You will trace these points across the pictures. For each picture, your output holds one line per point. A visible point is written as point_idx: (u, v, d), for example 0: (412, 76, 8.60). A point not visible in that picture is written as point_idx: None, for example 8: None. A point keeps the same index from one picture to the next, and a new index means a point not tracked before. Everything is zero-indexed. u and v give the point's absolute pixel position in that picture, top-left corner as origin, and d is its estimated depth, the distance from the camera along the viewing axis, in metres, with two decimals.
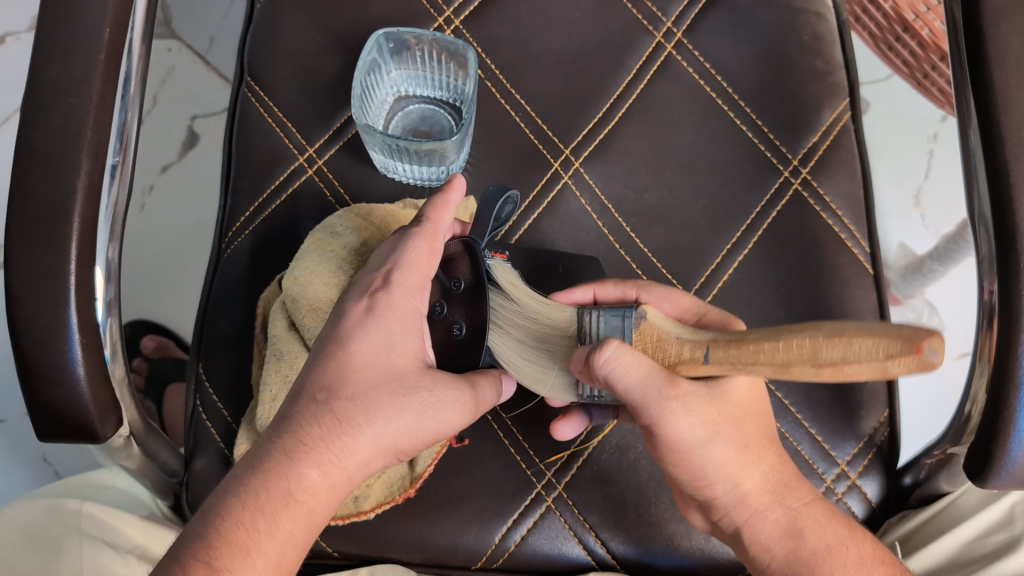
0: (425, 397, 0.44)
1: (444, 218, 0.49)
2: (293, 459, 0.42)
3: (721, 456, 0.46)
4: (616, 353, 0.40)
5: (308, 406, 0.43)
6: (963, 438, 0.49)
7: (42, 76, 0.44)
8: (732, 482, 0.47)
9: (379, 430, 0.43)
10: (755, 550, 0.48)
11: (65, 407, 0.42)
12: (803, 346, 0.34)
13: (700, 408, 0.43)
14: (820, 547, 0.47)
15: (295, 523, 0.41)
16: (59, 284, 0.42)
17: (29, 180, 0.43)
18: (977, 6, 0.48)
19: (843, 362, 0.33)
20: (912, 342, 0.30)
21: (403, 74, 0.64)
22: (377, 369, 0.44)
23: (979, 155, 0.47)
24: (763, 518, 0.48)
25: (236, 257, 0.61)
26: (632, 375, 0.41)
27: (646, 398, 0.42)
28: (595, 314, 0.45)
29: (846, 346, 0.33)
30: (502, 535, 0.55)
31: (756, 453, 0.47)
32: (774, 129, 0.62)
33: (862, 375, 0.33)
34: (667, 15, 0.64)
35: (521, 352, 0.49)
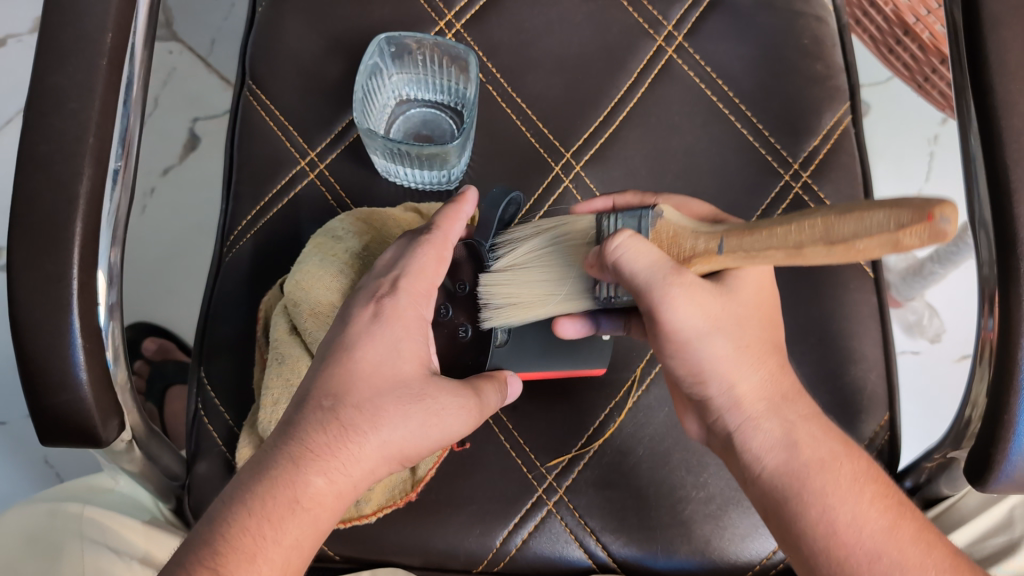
0: (431, 404, 0.45)
1: (455, 227, 0.49)
2: (299, 466, 0.42)
3: (718, 350, 0.46)
4: (627, 240, 0.40)
5: (314, 413, 0.43)
6: (963, 442, 0.49)
7: (44, 82, 0.45)
8: (728, 380, 0.47)
9: (385, 437, 0.44)
10: (748, 458, 0.48)
11: (68, 412, 0.42)
12: (816, 227, 0.33)
13: (703, 297, 0.43)
14: (814, 458, 0.46)
15: (302, 529, 0.41)
16: (62, 289, 0.42)
17: (32, 186, 0.43)
18: (977, 11, 0.48)
19: (853, 240, 0.32)
20: (925, 210, 0.29)
21: (405, 78, 0.64)
22: (382, 376, 0.44)
23: (979, 160, 0.48)
24: (757, 427, 0.48)
25: (237, 262, 0.61)
26: (640, 259, 0.40)
27: (651, 284, 0.40)
28: (612, 216, 0.44)
29: (859, 221, 0.31)
30: (503, 538, 0.55)
31: (755, 356, 0.47)
32: (775, 133, 0.63)
33: (874, 251, 0.31)
34: (668, 19, 0.64)
35: (527, 281, 0.47)
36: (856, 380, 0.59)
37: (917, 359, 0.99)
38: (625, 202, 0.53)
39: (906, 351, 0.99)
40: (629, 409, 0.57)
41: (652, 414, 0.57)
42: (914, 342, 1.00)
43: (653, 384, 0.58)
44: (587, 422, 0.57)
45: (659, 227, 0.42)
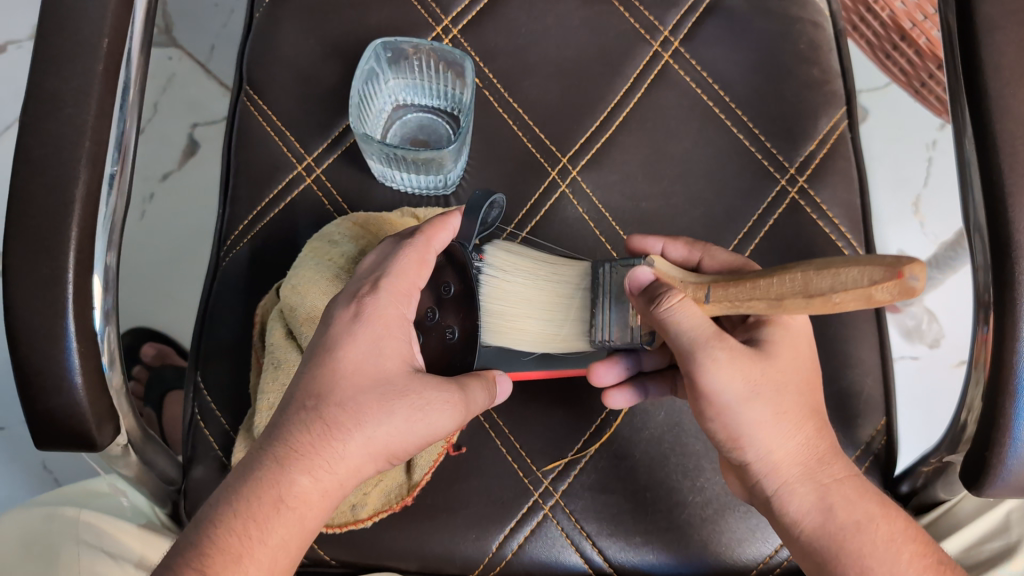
0: (414, 399, 0.44)
1: (440, 236, 0.48)
2: (285, 466, 0.42)
3: (760, 416, 0.45)
4: (681, 304, 0.42)
5: (298, 414, 0.44)
6: (959, 446, 0.49)
7: (41, 87, 0.45)
8: (766, 446, 0.45)
9: (370, 434, 0.43)
10: (785, 520, 0.46)
11: (63, 415, 0.42)
12: (796, 280, 0.37)
13: (741, 359, 0.45)
14: (849, 522, 0.44)
15: (287, 529, 0.41)
16: (57, 293, 0.43)
17: (27, 190, 0.43)
18: (971, 16, 0.48)
19: (829, 292, 0.35)
20: (895, 267, 0.32)
21: (401, 83, 0.65)
22: (366, 374, 0.44)
23: (974, 164, 0.48)
24: (793, 492, 0.46)
25: (234, 266, 0.61)
26: (687, 324, 0.43)
27: (696, 341, 0.43)
28: (611, 266, 0.48)
29: (834, 276, 0.35)
30: (499, 543, 0.55)
31: (795, 421, 0.46)
32: (771, 138, 0.63)
33: (849, 304, 0.34)
34: (664, 25, 0.65)
35: (528, 306, 0.50)
36: (853, 385, 0.59)
37: (917, 364, 0.99)
38: (675, 250, 0.54)
39: (904, 356, 0.99)
40: (625, 413, 0.57)
41: (648, 418, 0.57)
42: (914, 347, 0.99)
43: None
44: (583, 428, 0.57)
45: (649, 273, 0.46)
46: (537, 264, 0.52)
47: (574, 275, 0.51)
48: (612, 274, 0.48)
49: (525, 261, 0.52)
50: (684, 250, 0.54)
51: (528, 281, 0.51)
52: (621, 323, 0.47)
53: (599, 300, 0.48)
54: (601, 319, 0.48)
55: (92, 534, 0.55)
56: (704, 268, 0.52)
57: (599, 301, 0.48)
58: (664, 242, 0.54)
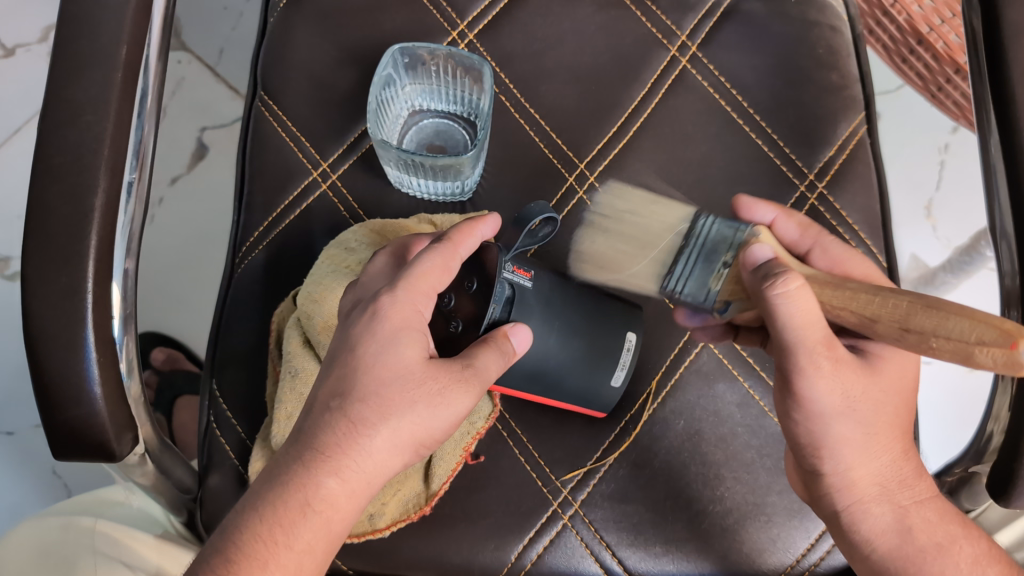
0: (433, 386, 0.43)
1: (467, 241, 0.46)
2: (311, 468, 0.41)
3: (847, 433, 0.44)
4: (796, 290, 0.40)
5: (324, 414, 0.43)
6: (984, 457, 0.48)
7: (57, 94, 0.44)
8: (847, 462, 0.45)
9: (394, 425, 0.42)
10: (854, 539, 0.46)
11: (83, 426, 0.42)
12: (901, 305, 0.38)
13: (851, 381, 0.43)
14: (931, 544, 0.44)
15: (313, 533, 0.41)
16: (77, 302, 0.42)
17: (46, 199, 0.43)
18: (996, 22, 0.48)
19: (930, 337, 0.36)
20: (1011, 337, 0.33)
21: (417, 89, 0.64)
22: (387, 368, 0.42)
23: (1001, 172, 0.47)
24: (868, 511, 0.45)
25: (249, 274, 0.61)
26: (799, 320, 0.41)
27: (799, 349, 0.42)
28: (710, 220, 0.51)
29: (942, 321, 0.36)
30: (517, 553, 0.55)
31: (885, 443, 0.45)
32: (789, 143, 0.62)
33: (945, 353, 0.36)
34: (681, 29, 0.64)
35: (618, 247, 0.54)
36: None
37: (930, 368, 0.98)
38: (785, 229, 0.54)
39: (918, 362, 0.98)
40: (645, 421, 0.57)
41: (668, 427, 0.57)
42: None
43: (669, 396, 0.58)
44: (602, 435, 0.57)
45: (746, 243, 0.49)
46: (652, 204, 0.55)
47: (675, 220, 0.53)
48: (711, 231, 0.51)
49: (626, 228, 0.54)
50: (796, 233, 0.54)
51: (629, 219, 0.55)
52: (699, 280, 0.50)
53: (688, 249, 0.51)
54: (683, 270, 0.51)
55: (106, 543, 0.55)
56: (811, 258, 0.53)
57: (688, 249, 0.51)
58: (777, 212, 0.55)
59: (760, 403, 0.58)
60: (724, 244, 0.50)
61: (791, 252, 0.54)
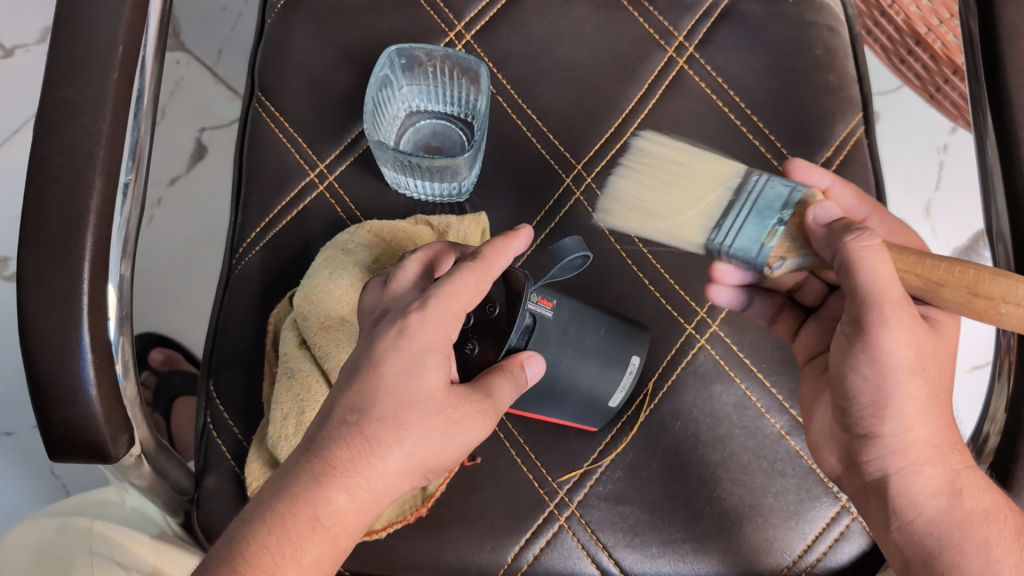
0: (452, 414, 0.43)
1: (500, 260, 0.46)
2: (322, 482, 0.41)
3: (916, 392, 0.45)
4: (870, 246, 0.44)
5: (338, 429, 0.42)
6: (980, 458, 0.48)
7: (53, 95, 0.44)
8: (906, 422, 0.46)
9: (408, 449, 0.42)
10: (898, 505, 0.47)
11: (79, 427, 0.42)
12: (965, 277, 0.42)
13: (918, 334, 0.44)
14: (977, 511, 0.45)
15: (320, 547, 0.40)
16: (71, 304, 0.42)
17: (41, 201, 0.43)
18: (993, 23, 0.48)
19: (1000, 302, 0.41)
20: None
21: (415, 90, 0.64)
22: (406, 390, 0.42)
23: (997, 173, 0.47)
24: (920, 474, 0.46)
25: (247, 274, 0.61)
26: (874, 271, 0.44)
27: (880, 300, 0.43)
28: (762, 178, 0.55)
29: (1011, 288, 0.41)
30: (514, 555, 0.55)
31: (938, 403, 0.47)
32: (787, 144, 0.62)
33: (1011, 317, 0.41)
34: (679, 30, 0.64)
35: (663, 178, 0.57)
36: None
37: None
38: (845, 194, 0.57)
39: None
40: (642, 422, 0.57)
41: (665, 428, 0.57)
42: None
43: (666, 398, 0.58)
44: (599, 437, 0.57)
45: (805, 202, 0.53)
46: (676, 155, 0.59)
47: (726, 173, 0.56)
48: (760, 184, 0.55)
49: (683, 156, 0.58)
50: (850, 198, 0.57)
51: (664, 159, 0.59)
52: (746, 233, 0.54)
53: (739, 202, 0.54)
54: (731, 224, 0.54)
55: (104, 544, 0.55)
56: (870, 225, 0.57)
57: (740, 202, 0.54)
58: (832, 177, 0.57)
59: (756, 404, 0.58)
60: (783, 202, 0.54)
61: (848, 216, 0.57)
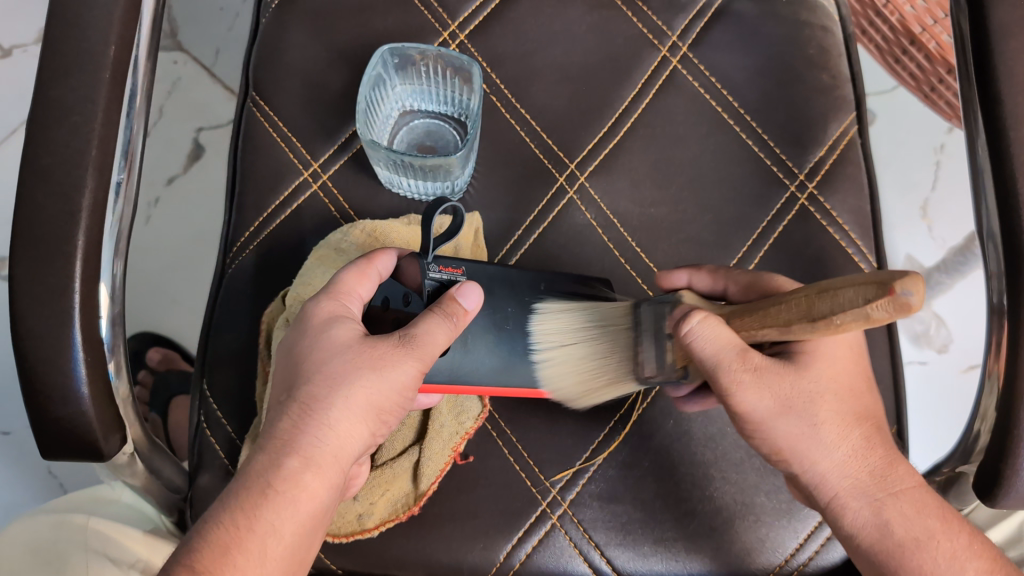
0: (372, 353, 0.44)
1: (382, 255, 0.49)
2: (268, 455, 0.43)
3: (793, 430, 0.46)
4: (700, 323, 0.42)
5: (277, 408, 0.45)
6: (971, 457, 0.48)
7: (45, 95, 0.44)
8: (808, 458, 0.46)
9: (344, 397, 0.43)
10: (842, 530, 0.46)
11: (71, 425, 0.42)
12: (801, 304, 0.37)
13: (768, 381, 0.45)
14: (907, 537, 0.44)
15: (280, 514, 0.42)
16: (63, 303, 0.42)
17: (33, 199, 0.43)
18: (983, 23, 0.48)
19: (829, 313, 0.35)
20: (887, 285, 0.32)
21: (408, 89, 0.64)
22: (327, 346, 0.45)
23: (988, 173, 0.47)
24: (844, 505, 0.46)
25: (240, 273, 0.61)
26: (709, 346, 0.42)
27: (718, 365, 0.43)
28: (647, 305, 0.49)
29: (833, 298, 0.35)
30: (506, 553, 0.55)
31: (836, 432, 0.46)
32: (780, 144, 0.62)
33: (850, 324, 0.34)
34: (672, 29, 0.64)
35: (584, 361, 0.50)
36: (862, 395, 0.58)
37: (924, 369, 0.98)
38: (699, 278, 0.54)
39: (912, 361, 0.98)
40: (633, 422, 0.57)
41: (657, 427, 0.57)
42: (921, 352, 0.99)
43: (658, 397, 0.58)
44: (592, 436, 0.57)
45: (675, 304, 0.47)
46: (575, 317, 0.51)
47: (619, 318, 0.50)
48: (649, 312, 0.49)
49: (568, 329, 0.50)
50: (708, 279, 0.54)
51: (573, 319, 0.51)
52: (660, 358, 0.48)
53: (646, 348, 0.49)
54: (649, 357, 0.48)
55: (99, 541, 0.55)
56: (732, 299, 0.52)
57: (646, 349, 0.49)
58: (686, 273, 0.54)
59: None
60: (663, 318, 0.48)
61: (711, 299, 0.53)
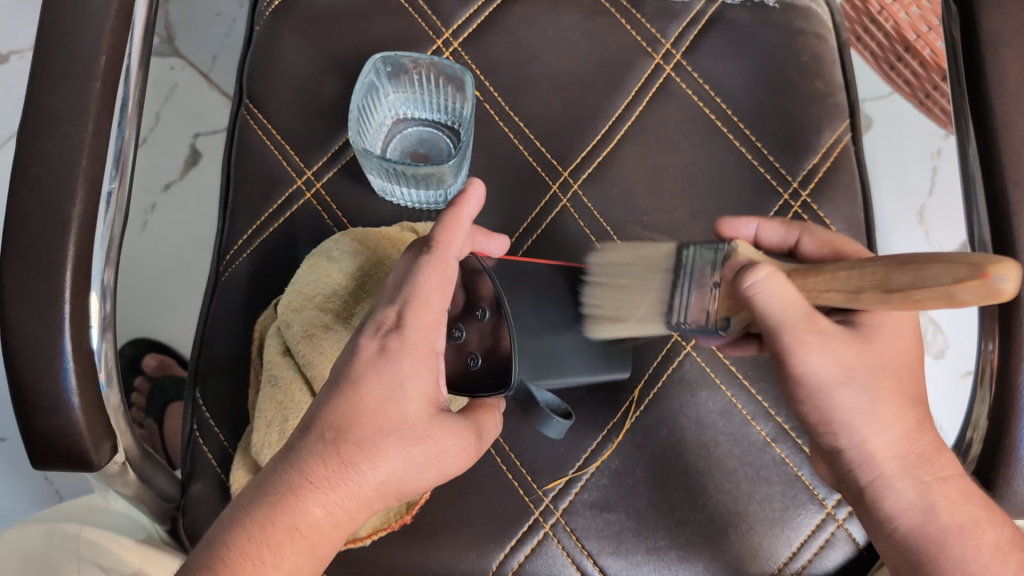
0: (430, 445, 0.44)
1: (455, 238, 0.47)
2: (298, 494, 0.41)
3: (854, 403, 0.44)
4: (767, 278, 0.40)
5: (316, 443, 0.42)
6: (964, 466, 0.48)
7: (36, 105, 0.45)
8: (862, 434, 0.44)
9: (385, 477, 0.43)
10: (877, 517, 0.45)
11: (61, 436, 0.42)
12: (876, 274, 0.36)
13: (837, 346, 0.43)
14: (951, 525, 0.43)
15: (299, 554, 0.41)
16: (53, 313, 0.42)
17: (23, 209, 0.43)
18: (975, 31, 0.48)
19: (909, 287, 0.34)
20: (979, 269, 0.31)
21: (401, 97, 0.64)
22: (387, 417, 0.43)
23: (979, 182, 0.47)
24: (890, 486, 0.44)
25: (233, 281, 0.61)
26: (776, 306, 0.40)
27: (780, 326, 0.41)
28: (692, 249, 0.46)
29: (915, 272, 0.33)
30: (499, 561, 0.55)
31: (895, 409, 0.44)
32: (774, 151, 0.62)
33: (929, 300, 0.33)
34: (666, 37, 0.64)
35: (622, 273, 0.50)
36: None
37: (922, 375, 0.98)
38: (771, 229, 0.53)
39: None
40: (627, 430, 0.57)
41: (650, 436, 0.57)
42: None
43: (651, 404, 0.58)
44: (584, 444, 0.57)
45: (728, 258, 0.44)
46: (636, 250, 0.50)
47: (659, 258, 0.48)
48: (694, 257, 0.46)
49: (618, 272, 0.50)
50: (781, 232, 0.53)
51: (619, 262, 0.50)
52: (698, 303, 0.45)
53: (679, 286, 0.46)
54: (682, 300, 0.46)
55: (91, 549, 0.55)
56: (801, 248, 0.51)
57: (679, 287, 0.46)
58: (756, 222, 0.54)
59: (742, 411, 0.57)
60: (709, 263, 0.45)
61: (781, 250, 0.53)
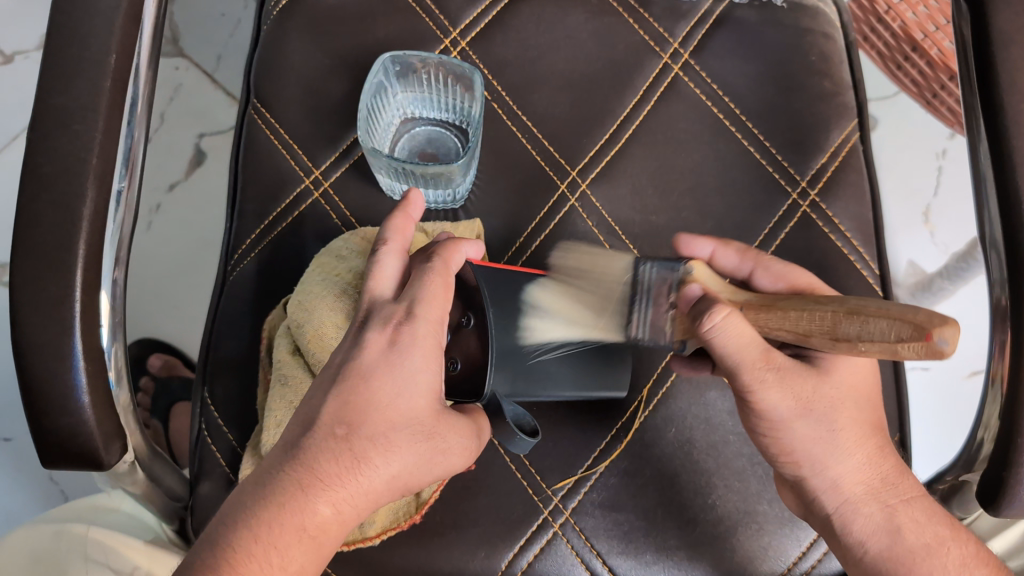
0: (439, 442, 0.45)
1: (455, 257, 0.48)
2: (307, 492, 0.41)
3: (822, 433, 0.46)
4: (723, 319, 0.42)
5: (326, 440, 0.42)
6: (975, 466, 0.48)
7: (47, 103, 0.44)
8: (826, 463, 0.46)
9: (394, 474, 0.43)
10: (847, 541, 0.47)
11: (71, 434, 0.42)
12: (825, 318, 0.40)
13: (795, 381, 0.45)
14: (918, 546, 0.45)
15: (306, 555, 0.41)
16: (64, 312, 0.42)
17: (34, 208, 0.43)
18: (984, 28, 0.48)
19: (858, 338, 0.38)
20: (924, 328, 0.34)
21: (410, 96, 0.64)
22: (398, 412, 0.43)
23: (991, 179, 0.47)
24: (857, 511, 0.46)
25: (241, 281, 0.61)
26: (732, 343, 0.43)
27: (740, 364, 0.44)
28: (648, 265, 0.49)
29: (863, 324, 0.38)
30: (508, 561, 0.55)
31: (863, 438, 0.47)
32: (782, 150, 0.62)
33: (875, 352, 0.38)
34: (674, 36, 0.64)
35: (573, 306, 0.51)
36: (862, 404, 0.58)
37: (927, 376, 0.98)
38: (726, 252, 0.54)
39: (916, 368, 0.98)
40: (634, 429, 0.57)
41: (659, 435, 0.57)
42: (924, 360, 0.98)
43: (659, 404, 0.58)
44: (593, 443, 0.57)
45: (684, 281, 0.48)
46: (592, 257, 0.52)
47: (618, 271, 0.50)
48: (651, 274, 0.49)
49: (585, 258, 0.52)
50: (736, 258, 0.54)
51: (586, 257, 0.52)
52: (655, 322, 0.49)
53: (636, 301, 0.49)
54: (641, 316, 0.49)
55: (98, 550, 0.55)
56: (755, 280, 0.53)
57: (636, 302, 0.49)
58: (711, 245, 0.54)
59: None
60: (666, 284, 0.48)
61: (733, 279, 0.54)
